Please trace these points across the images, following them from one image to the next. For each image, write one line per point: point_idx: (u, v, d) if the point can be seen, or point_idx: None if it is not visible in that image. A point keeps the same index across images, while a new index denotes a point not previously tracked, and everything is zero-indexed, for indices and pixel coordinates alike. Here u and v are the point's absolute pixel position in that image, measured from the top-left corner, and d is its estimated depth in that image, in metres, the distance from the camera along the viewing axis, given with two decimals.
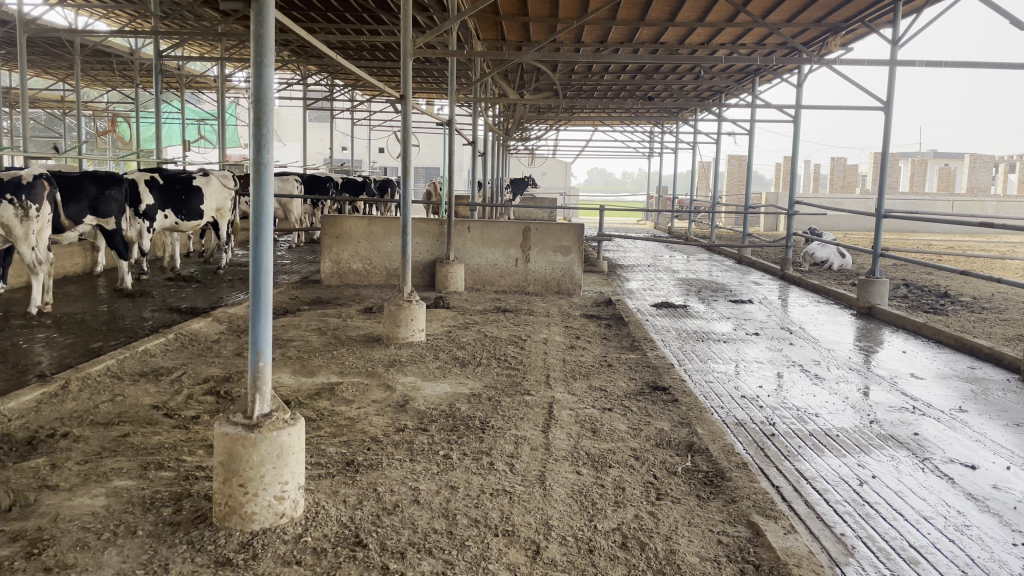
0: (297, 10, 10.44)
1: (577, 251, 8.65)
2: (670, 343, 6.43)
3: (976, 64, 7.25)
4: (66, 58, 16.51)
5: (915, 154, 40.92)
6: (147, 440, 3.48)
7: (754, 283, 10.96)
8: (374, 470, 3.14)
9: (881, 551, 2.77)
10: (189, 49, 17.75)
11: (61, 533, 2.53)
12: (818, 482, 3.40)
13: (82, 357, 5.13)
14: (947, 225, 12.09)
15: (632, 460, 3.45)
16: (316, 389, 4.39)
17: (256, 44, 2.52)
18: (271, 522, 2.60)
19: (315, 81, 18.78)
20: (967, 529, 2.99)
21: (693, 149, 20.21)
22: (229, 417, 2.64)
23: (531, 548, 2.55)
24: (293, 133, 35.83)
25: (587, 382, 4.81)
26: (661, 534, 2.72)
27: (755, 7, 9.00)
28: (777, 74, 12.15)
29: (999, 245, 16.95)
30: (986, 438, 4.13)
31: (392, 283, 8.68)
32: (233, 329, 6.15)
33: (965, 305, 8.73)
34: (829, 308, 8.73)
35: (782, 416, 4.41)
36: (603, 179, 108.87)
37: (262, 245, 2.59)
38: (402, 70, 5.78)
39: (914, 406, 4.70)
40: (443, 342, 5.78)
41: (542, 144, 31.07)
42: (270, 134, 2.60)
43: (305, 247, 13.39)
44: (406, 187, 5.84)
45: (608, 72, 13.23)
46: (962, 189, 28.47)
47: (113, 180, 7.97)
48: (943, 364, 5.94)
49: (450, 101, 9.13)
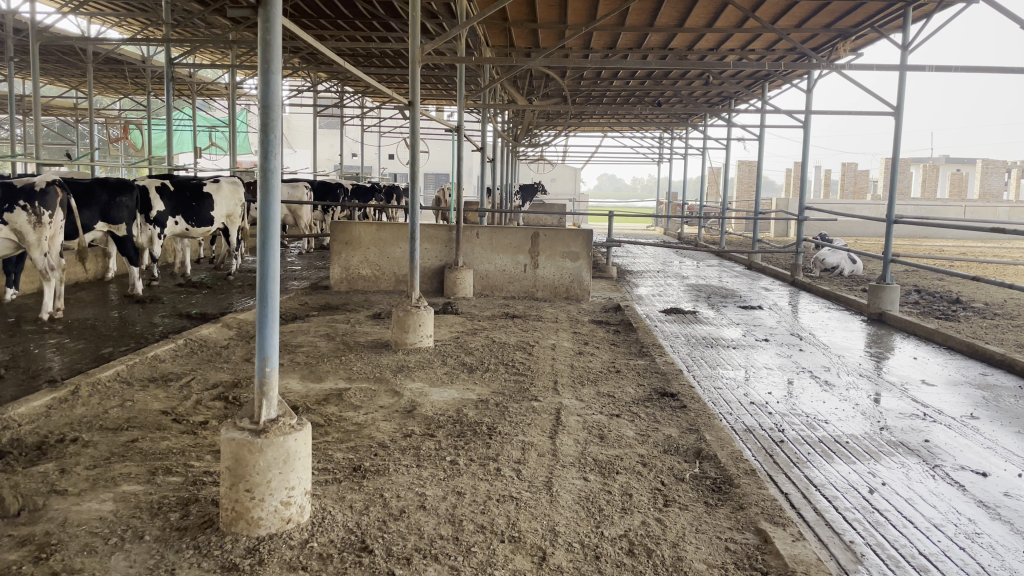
0: (307, 18, 10.50)
1: (586, 257, 8.66)
2: (679, 349, 6.40)
3: (987, 68, 7.21)
4: (79, 66, 16.69)
5: (926, 160, 40.74)
6: (155, 445, 3.50)
7: (764, 289, 10.91)
8: (381, 476, 3.14)
9: (890, 558, 2.74)
10: (201, 57, 17.90)
11: (69, 537, 2.54)
12: (827, 489, 3.38)
13: (93, 362, 5.17)
14: (959, 230, 12.00)
15: (639, 466, 3.44)
16: (324, 395, 4.40)
17: (263, 50, 2.53)
18: (277, 527, 2.60)
19: (325, 88, 18.91)
20: (977, 536, 2.95)
21: (702, 154, 20.17)
22: (236, 422, 2.65)
23: (537, 554, 2.54)
24: (303, 139, 36.08)
25: (595, 388, 4.79)
26: (668, 540, 2.71)
27: (763, 13, 9.00)
28: (787, 79, 12.11)
29: (1014, 250, 16.79)
30: (998, 445, 4.08)
31: (401, 289, 8.70)
32: (242, 334, 6.18)
33: (977, 311, 8.65)
34: (840, 315, 8.66)
35: (791, 423, 4.37)
36: (612, 185, 108.90)
37: (269, 251, 2.61)
38: (410, 77, 5.78)
39: (925, 413, 4.66)
40: (451, 347, 5.78)
41: (551, 150, 31.12)
42: (278, 141, 2.61)
43: (314, 253, 13.45)
44: (415, 193, 5.85)
45: (616, 78, 13.24)
46: (974, 195, 28.26)
47: (124, 187, 8.04)
48: (955, 370, 5.89)
49: (458, 108, 9.11)
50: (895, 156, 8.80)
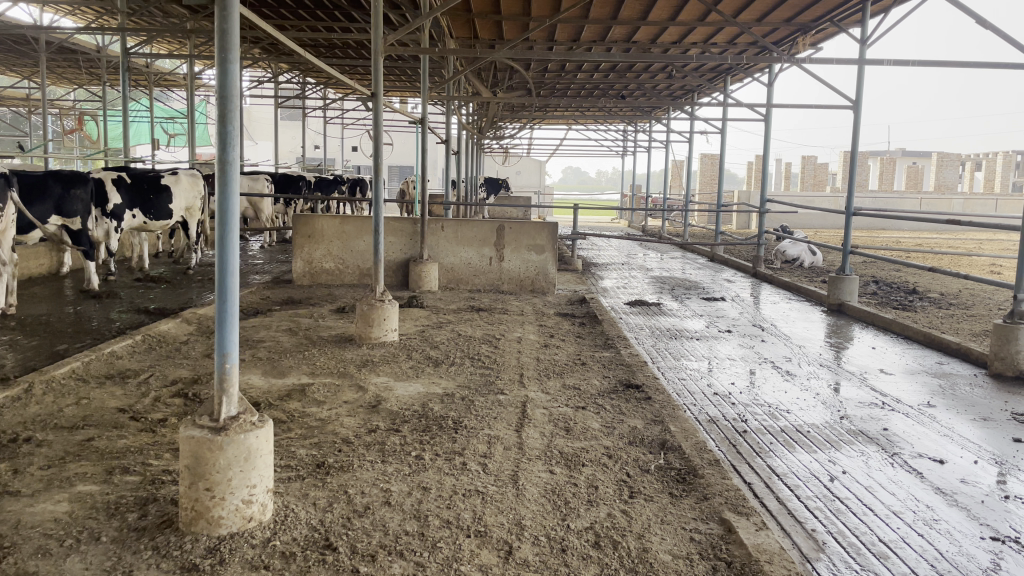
0: (267, 8, 10.30)
1: (551, 250, 8.66)
2: (643, 341, 6.47)
3: (942, 63, 7.39)
4: (30, 55, 16.13)
5: (883, 153, 41.83)
6: (113, 443, 3.40)
7: (727, 281, 11.08)
8: (345, 472, 3.10)
9: (851, 546, 2.81)
10: (157, 47, 17.45)
11: (22, 540, 2.45)
12: (790, 478, 3.44)
13: (46, 359, 5.01)
14: (916, 222, 12.31)
15: (605, 458, 3.46)
16: (287, 390, 4.33)
17: (220, 39, 2.46)
18: (238, 526, 2.54)
19: (287, 79, 18.58)
20: (935, 523, 3.04)
21: (666, 147, 20.32)
22: (195, 420, 2.58)
23: (503, 549, 2.53)
24: (264, 132, 35.51)
25: (561, 381, 4.81)
26: (634, 532, 2.73)
27: (726, 6, 9.09)
28: (749, 73, 12.28)
29: (967, 242, 17.28)
30: (954, 432, 4.21)
31: (365, 282, 8.61)
32: (203, 330, 6.05)
33: (933, 301, 8.89)
34: (801, 306, 8.83)
35: (754, 413, 4.45)
36: (578, 176, 109.53)
37: (228, 245, 2.54)
38: (372, 68, 5.66)
39: (884, 402, 4.78)
40: (416, 341, 5.74)
41: (516, 143, 31.09)
42: (236, 131, 2.54)
43: (277, 246, 13.23)
44: (378, 186, 5.75)
45: (581, 70, 13.23)
46: (928, 187, 29.06)
47: (78, 179, 7.78)
48: (912, 359, 6.06)
49: (422, 99, 8.87)
50: (853, 149, 8.97)
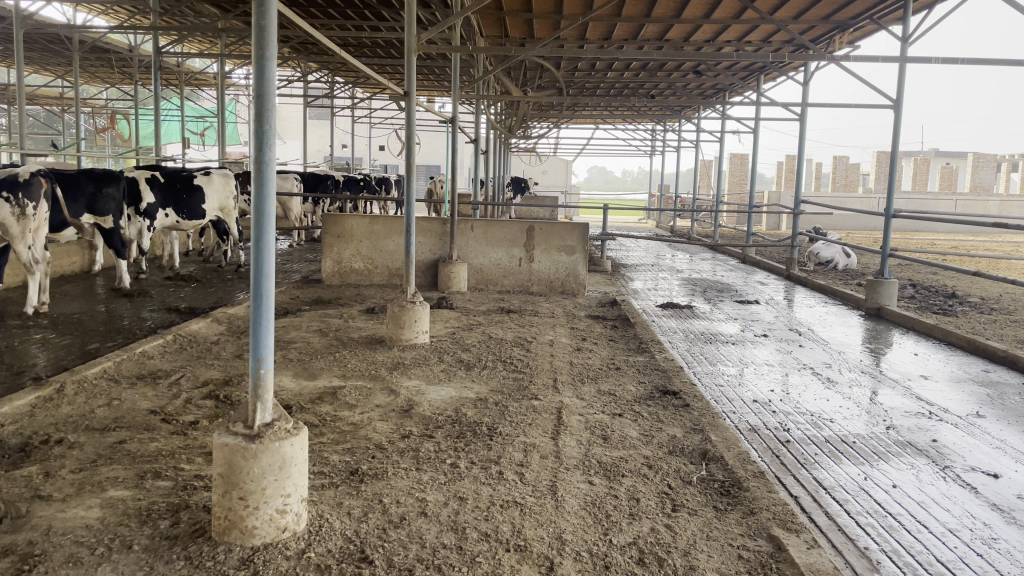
0: (298, 7, 10.32)
1: (582, 251, 8.53)
2: (678, 345, 6.33)
3: (993, 61, 7.11)
4: (65, 53, 16.35)
5: (916, 153, 41.02)
6: (144, 446, 3.37)
7: (760, 283, 10.85)
8: (379, 480, 3.03)
9: (907, 566, 2.67)
10: (188, 46, 17.61)
11: (53, 547, 2.41)
12: (838, 492, 3.30)
13: (79, 358, 5.03)
14: (956, 225, 11.92)
15: (645, 468, 3.34)
16: (318, 393, 4.28)
17: (257, 36, 2.40)
18: (272, 537, 2.48)
19: (317, 77, 18.65)
20: (994, 542, 2.88)
21: (696, 147, 20.00)
22: (228, 427, 2.52)
23: (545, 565, 2.44)
24: (292, 131, 35.91)
25: (596, 386, 4.69)
26: (679, 548, 2.62)
27: (762, 4, 8.88)
28: (783, 71, 12.04)
29: (1004, 244, 16.80)
30: (1006, 444, 4.02)
31: (394, 282, 8.56)
32: (233, 329, 6.04)
33: (974, 306, 8.62)
34: (838, 309, 8.60)
35: (795, 422, 4.30)
36: (603, 176, 108.98)
37: (264, 247, 2.47)
38: (406, 68, 5.55)
39: (930, 411, 4.59)
40: (447, 344, 5.67)
41: (543, 143, 30.98)
42: (272, 132, 2.48)
43: (305, 245, 13.28)
44: (410, 186, 5.63)
45: (611, 69, 13.07)
46: (964, 188, 28.30)
47: (110, 177, 7.83)
48: (957, 367, 5.82)
49: (453, 99, 8.63)
50: (893, 149, 8.70)
